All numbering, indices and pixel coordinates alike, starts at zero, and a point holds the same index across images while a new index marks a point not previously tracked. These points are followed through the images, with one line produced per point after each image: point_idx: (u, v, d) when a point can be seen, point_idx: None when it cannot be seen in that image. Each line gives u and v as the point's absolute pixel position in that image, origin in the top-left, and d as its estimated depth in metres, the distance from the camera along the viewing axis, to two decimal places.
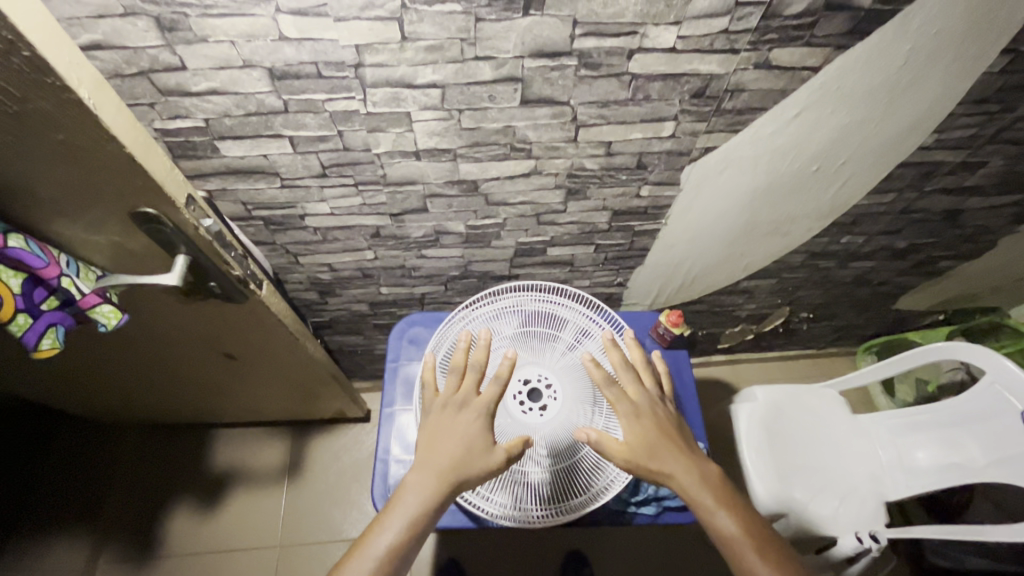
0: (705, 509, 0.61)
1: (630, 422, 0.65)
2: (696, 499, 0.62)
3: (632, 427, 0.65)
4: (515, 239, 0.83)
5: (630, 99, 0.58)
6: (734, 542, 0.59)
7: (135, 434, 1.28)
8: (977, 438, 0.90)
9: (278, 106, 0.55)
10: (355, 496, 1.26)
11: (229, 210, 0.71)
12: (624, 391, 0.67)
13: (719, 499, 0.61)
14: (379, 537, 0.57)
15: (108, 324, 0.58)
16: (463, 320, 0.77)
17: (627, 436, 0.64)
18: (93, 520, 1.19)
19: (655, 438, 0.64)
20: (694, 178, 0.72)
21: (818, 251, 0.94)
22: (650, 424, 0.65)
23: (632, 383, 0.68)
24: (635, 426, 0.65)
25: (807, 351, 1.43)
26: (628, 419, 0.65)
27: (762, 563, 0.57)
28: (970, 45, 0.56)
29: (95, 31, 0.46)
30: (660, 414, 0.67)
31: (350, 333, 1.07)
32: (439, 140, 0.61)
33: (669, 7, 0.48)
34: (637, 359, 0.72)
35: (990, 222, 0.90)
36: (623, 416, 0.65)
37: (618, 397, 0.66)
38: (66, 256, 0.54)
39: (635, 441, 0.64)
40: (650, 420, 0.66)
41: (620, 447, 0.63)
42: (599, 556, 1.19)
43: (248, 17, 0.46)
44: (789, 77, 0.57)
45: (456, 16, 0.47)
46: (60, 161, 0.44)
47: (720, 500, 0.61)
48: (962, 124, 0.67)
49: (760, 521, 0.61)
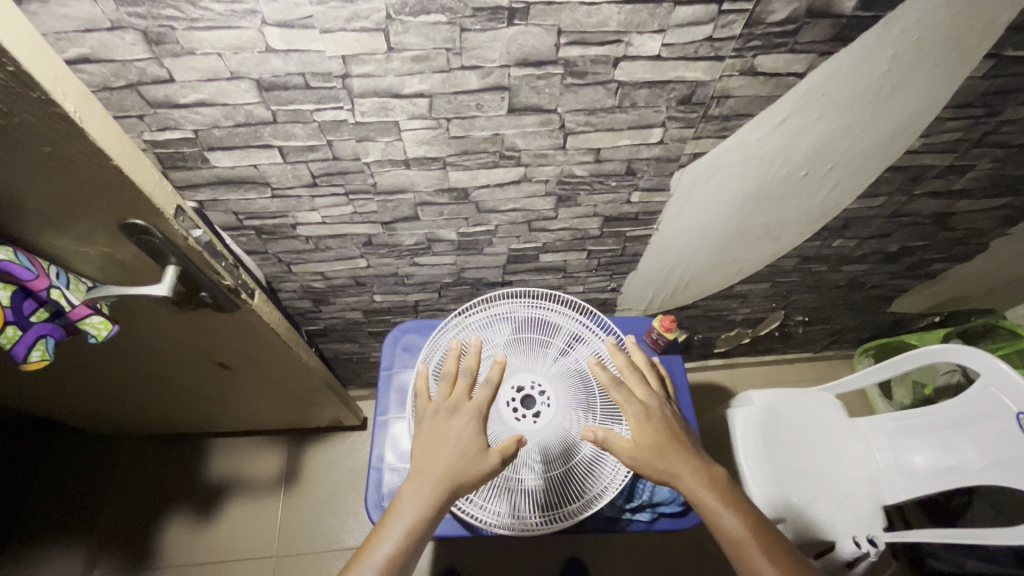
0: (713, 511, 0.61)
1: (640, 423, 0.65)
2: (703, 501, 0.61)
3: (642, 427, 0.64)
4: (507, 246, 0.83)
5: (617, 107, 0.59)
6: (740, 544, 0.59)
7: (131, 445, 1.28)
8: (973, 441, 0.90)
9: (267, 117, 0.56)
10: (352, 505, 1.26)
11: (220, 220, 0.71)
12: (632, 392, 0.68)
13: (725, 501, 0.61)
14: (378, 547, 0.56)
15: (98, 335, 0.58)
16: (456, 327, 0.77)
17: (636, 436, 0.64)
18: (89, 532, 1.19)
19: (664, 439, 0.64)
20: (684, 183, 0.72)
21: (810, 255, 0.94)
22: (660, 425, 0.65)
23: (640, 385, 0.69)
24: (644, 425, 0.65)
25: (804, 354, 1.43)
26: (637, 419, 0.65)
27: (770, 564, 0.57)
28: (953, 50, 0.57)
29: (82, 45, 0.46)
30: (668, 415, 0.67)
31: (345, 341, 1.07)
32: (428, 149, 0.62)
33: (652, 15, 0.49)
34: (639, 363, 0.73)
35: (981, 225, 0.90)
36: (632, 417, 0.65)
37: (627, 398, 0.66)
38: (55, 268, 0.54)
39: (644, 441, 0.64)
40: (660, 421, 0.66)
41: (629, 447, 0.63)
42: (598, 563, 1.19)
43: (235, 30, 0.46)
44: (774, 83, 0.58)
45: (441, 27, 0.48)
46: (46, 175, 0.44)
47: (728, 503, 0.61)
48: (949, 128, 0.67)
49: (767, 524, 0.61)
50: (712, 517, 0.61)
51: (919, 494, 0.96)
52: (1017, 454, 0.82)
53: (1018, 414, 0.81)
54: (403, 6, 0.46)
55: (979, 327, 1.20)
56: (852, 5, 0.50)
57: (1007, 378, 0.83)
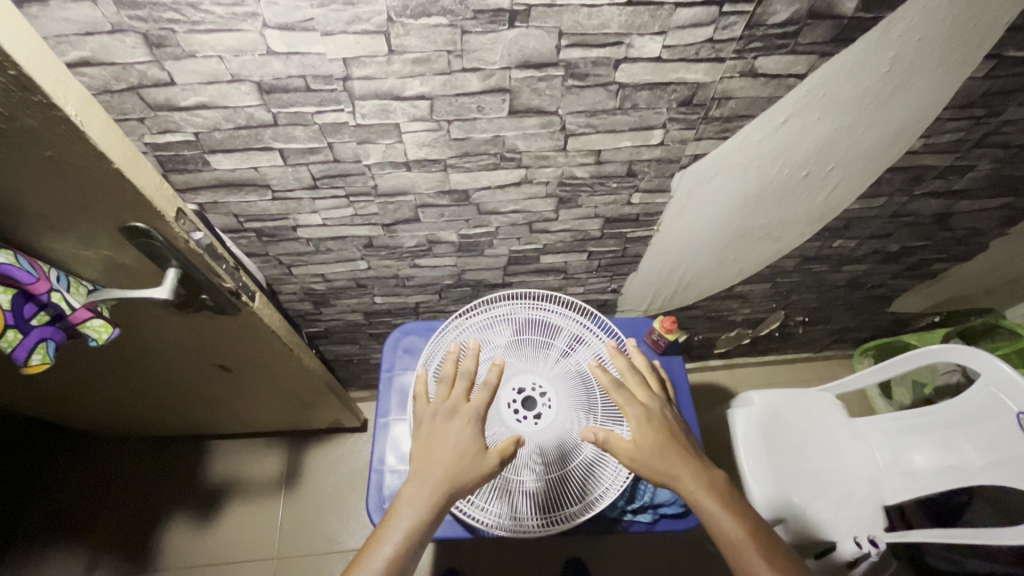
0: (710, 512, 0.61)
1: (640, 424, 0.65)
2: (701, 502, 0.61)
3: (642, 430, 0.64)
4: (507, 247, 0.83)
5: (618, 109, 0.59)
6: (738, 546, 0.59)
7: (131, 448, 1.28)
8: (973, 440, 0.90)
9: (268, 120, 0.56)
10: (352, 506, 1.26)
11: (221, 223, 0.71)
12: (633, 394, 0.68)
13: (723, 503, 0.61)
14: (377, 551, 0.56)
15: (98, 338, 0.58)
16: (457, 329, 0.78)
17: (636, 437, 0.64)
18: (89, 535, 1.18)
19: (664, 440, 0.64)
20: (685, 183, 0.72)
21: (811, 255, 0.94)
22: (659, 427, 0.66)
23: (640, 387, 0.69)
24: (644, 427, 0.65)
25: (804, 354, 1.43)
26: (638, 420, 0.65)
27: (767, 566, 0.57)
28: (953, 52, 0.57)
29: (83, 48, 0.46)
30: (667, 416, 0.67)
31: (345, 343, 1.07)
32: (429, 151, 0.62)
33: (653, 17, 0.49)
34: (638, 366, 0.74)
35: (981, 224, 0.90)
36: (633, 418, 0.65)
37: (628, 399, 0.67)
38: (56, 272, 0.54)
39: (644, 442, 0.64)
40: (660, 422, 0.66)
41: (629, 448, 0.63)
42: (599, 564, 1.19)
43: (235, 33, 0.46)
44: (775, 84, 0.58)
45: (442, 29, 0.48)
46: (47, 178, 0.44)
47: (727, 504, 0.61)
48: (950, 129, 0.67)
49: (764, 527, 0.61)
50: (709, 517, 0.61)
51: (920, 493, 0.97)
52: (1018, 454, 0.82)
53: (1018, 413, 0.82)
54: (404, 9, 0.46)
55: (979, 326, 1.21)
56: (853, 6, 0.50)
57: (1007, 377, 0.83)
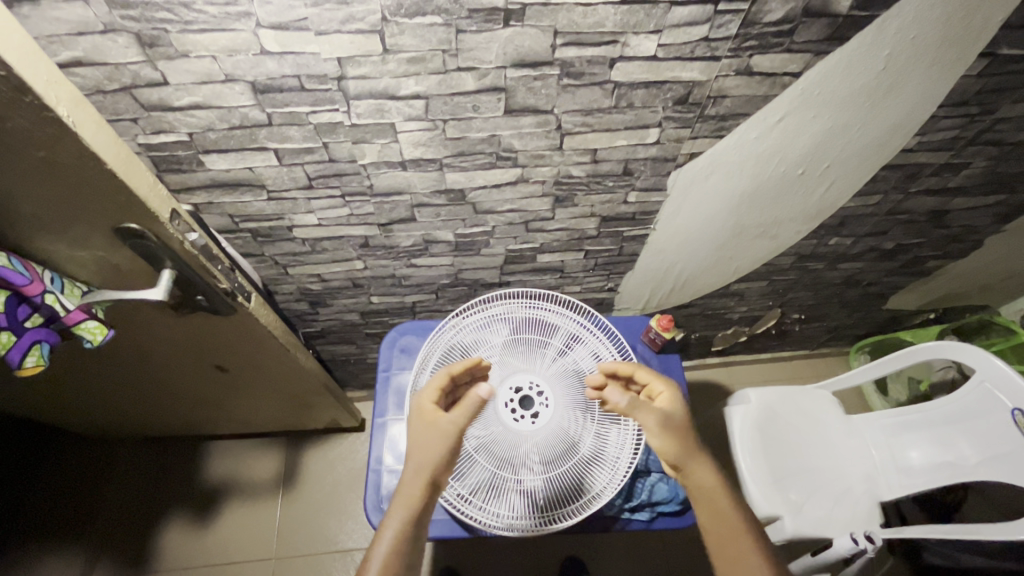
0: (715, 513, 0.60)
1: (670, 399, 0.67)
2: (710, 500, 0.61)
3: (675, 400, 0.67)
4: (504, 246, 0.83)
5: (613, 107, 0.59)
6: (741, 541, 0.58)
7: (127, 449, 1.27)
8: (968, 436, 0.91)
9: (262, 120, 0.55)
10: (350, 506, 1.26)
11: (216, 223, 0.70)
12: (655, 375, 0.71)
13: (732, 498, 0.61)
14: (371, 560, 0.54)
15: (93, 339, 0.58)
16: (453, 329, 0.77)
17: (667, 408, 0.65)
18: (85, 536, 1.18)
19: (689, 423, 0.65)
20: (681, 182, 0.72)
21: (807, 253, 0.94)
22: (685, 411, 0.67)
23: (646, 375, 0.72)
24: (672, 403, 0.66)
25: (800, 352, 1.43)
26: (666, 395, 0.67)
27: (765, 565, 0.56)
28: (947, 49, 0.57)
29: (75, 48, 0.46)
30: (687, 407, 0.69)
31: (342, 343, 1.07)
32: (425, 150, 0.61)
33: (648, 16, 0.49)
34: None
35: (976, 221, 0.91)
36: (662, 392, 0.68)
37: (656, 377, 0.69)
38: (49, 273, 0.54)
39: (674, 416, 0.65)
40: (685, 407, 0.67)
41: (659, 414, 0.64)
42: (598, 562, 1.19)
43: (229, 32, 0.46)
44: (770, 83, 0.58)
45: (437, 28, 0.48)
46: (39, 178, 0.44)
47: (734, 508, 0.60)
48: (944, 126, 0.68)
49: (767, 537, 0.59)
50: (712, 519, 0.60)
51: (916, 489, 0.97)
52: (1013, 449, 0.83)
53: (1013, 409, 0.83)
54: (399, 8, 0.46)
55: (974, 324, 1.22)
56: (848, 4, 0.50)
57: (1002, 374, 0.84)
